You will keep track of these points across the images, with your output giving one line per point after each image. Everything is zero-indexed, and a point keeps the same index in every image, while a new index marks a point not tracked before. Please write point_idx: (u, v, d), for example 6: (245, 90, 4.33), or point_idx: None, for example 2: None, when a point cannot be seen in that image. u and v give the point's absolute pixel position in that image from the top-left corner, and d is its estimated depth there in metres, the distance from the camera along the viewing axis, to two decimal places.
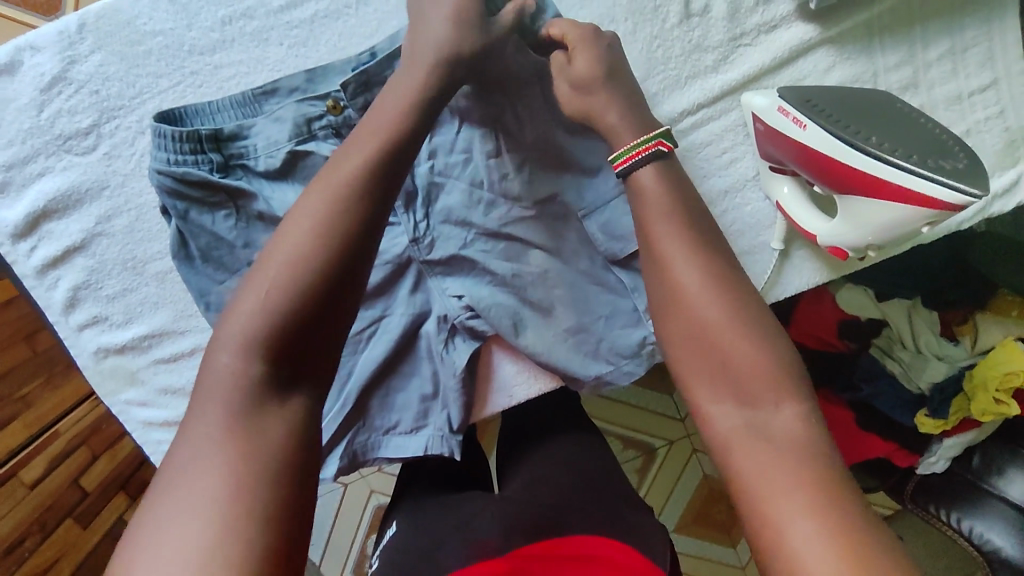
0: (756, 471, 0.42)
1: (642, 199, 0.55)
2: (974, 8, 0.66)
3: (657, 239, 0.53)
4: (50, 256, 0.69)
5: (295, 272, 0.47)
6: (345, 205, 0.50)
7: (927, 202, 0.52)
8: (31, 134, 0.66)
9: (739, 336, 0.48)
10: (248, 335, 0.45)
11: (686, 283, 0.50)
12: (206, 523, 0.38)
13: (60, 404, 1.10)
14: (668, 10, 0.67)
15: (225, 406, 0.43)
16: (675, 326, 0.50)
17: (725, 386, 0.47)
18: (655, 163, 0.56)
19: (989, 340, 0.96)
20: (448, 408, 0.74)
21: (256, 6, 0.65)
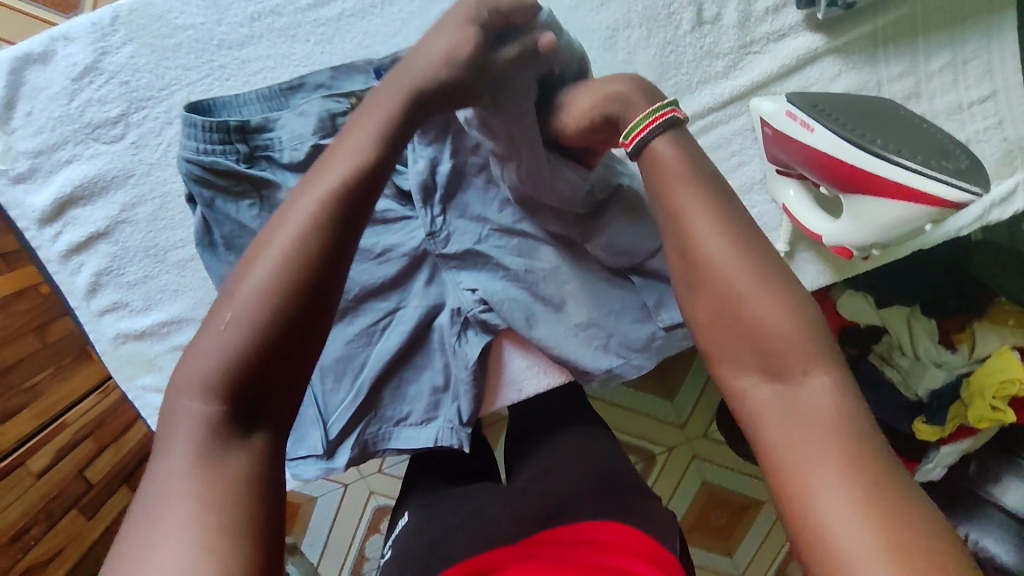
0: (790, 447, 0.41)
1: (656, 171, 0.54)
2: (975, 21, 0.69)
3: (681, 214, 0.50)
4: (75, 241, 0.71)
5: (258, 301, 0.44)
6: (315, 230, 0.47)
7: (930, 201, 0.54)
8: (61, 122, 0.68)
9: (768, 304, 0.45)
10: (213, 368, 0.42)
11: (712, 257, 0.48)
12: (181, 545, 0.37)
13: (71, 393, 1.12)
14: (681, 17, 0.70)
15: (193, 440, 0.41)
16: (706, 302, 0.48)
17: (753, 360, 0.45)
18: (673, 132, 0.54)
19: (986, 348, 0.97)
20: (458, 401, 0.76)
21: (284, 4, 0.68)
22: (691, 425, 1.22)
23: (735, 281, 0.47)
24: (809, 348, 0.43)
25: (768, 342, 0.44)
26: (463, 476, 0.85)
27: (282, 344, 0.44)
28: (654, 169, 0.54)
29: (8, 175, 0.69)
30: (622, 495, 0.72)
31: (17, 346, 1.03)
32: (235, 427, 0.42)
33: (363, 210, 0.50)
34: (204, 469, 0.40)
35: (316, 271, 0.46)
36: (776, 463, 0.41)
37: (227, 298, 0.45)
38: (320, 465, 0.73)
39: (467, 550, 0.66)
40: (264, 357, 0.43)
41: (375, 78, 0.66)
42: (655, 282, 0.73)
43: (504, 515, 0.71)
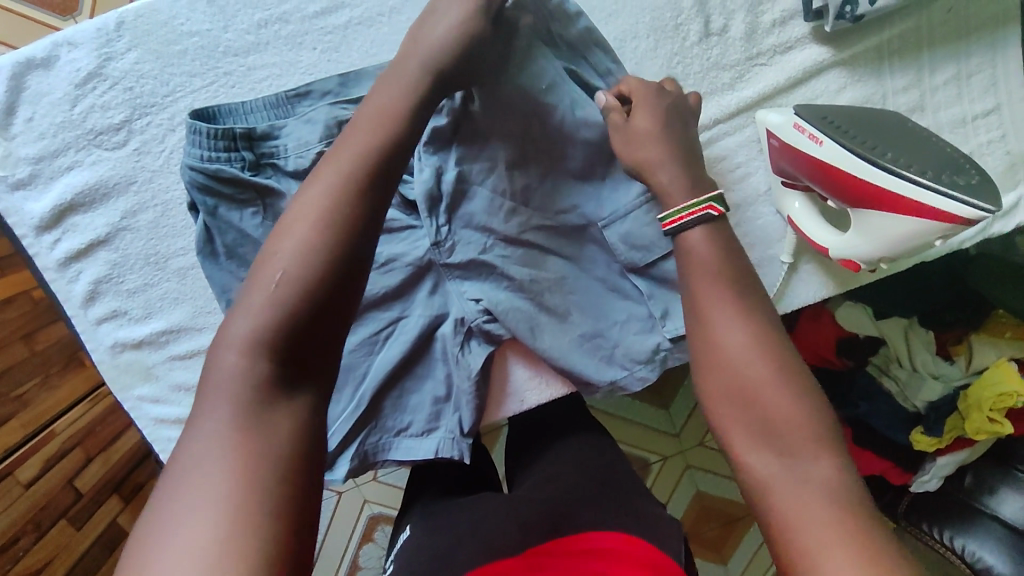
0: (799, 520, 0.42)
1: (688, 262, 0.56)
2: (979, 36, 0.70)
3: (705, 305, 0.53)
4: (74, 249, 0.70)
5: (301, 256, 0.44)
6: (348, 187, 0.47)
7: (938, 216, 0.54)
8: (63, 129, 0.67)
9: (781, 391, 0.47)
10: (261, 325, 0.42)
11: (731, 343, 0.50)
12: (216, 521, 0.35)
13: (64, 400, 1.11)
14: (688, 29, 0.70)
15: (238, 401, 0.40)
16: (716, 380, 0.50)
17: (762, 438, 0.46)
18: (707, 224, 0.56)
19: (982, 360, 0.99)
20: (460, 411, 0.75)
21: (291, 11, 0.67)
22: (684, 435, 1.22)
23: (753, 373, 0.48)
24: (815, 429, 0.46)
25: (778, 422, 0.46)
26: (463, 489, 0.85)
27: (324, 301, 0.44)
28: (684, 261, 0.56)
29: (7, 182, 0.68)
30: (628, 500, 0.72)
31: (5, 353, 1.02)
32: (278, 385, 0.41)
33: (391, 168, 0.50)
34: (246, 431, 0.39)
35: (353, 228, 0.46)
36: (779, 527, 0.42)
37: (267, 257, 0.45)
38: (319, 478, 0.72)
39: (473, 554, 0.66)
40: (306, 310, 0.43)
41: None
42: (661, 288, 0.72)
43: (508, 522, 0.70)
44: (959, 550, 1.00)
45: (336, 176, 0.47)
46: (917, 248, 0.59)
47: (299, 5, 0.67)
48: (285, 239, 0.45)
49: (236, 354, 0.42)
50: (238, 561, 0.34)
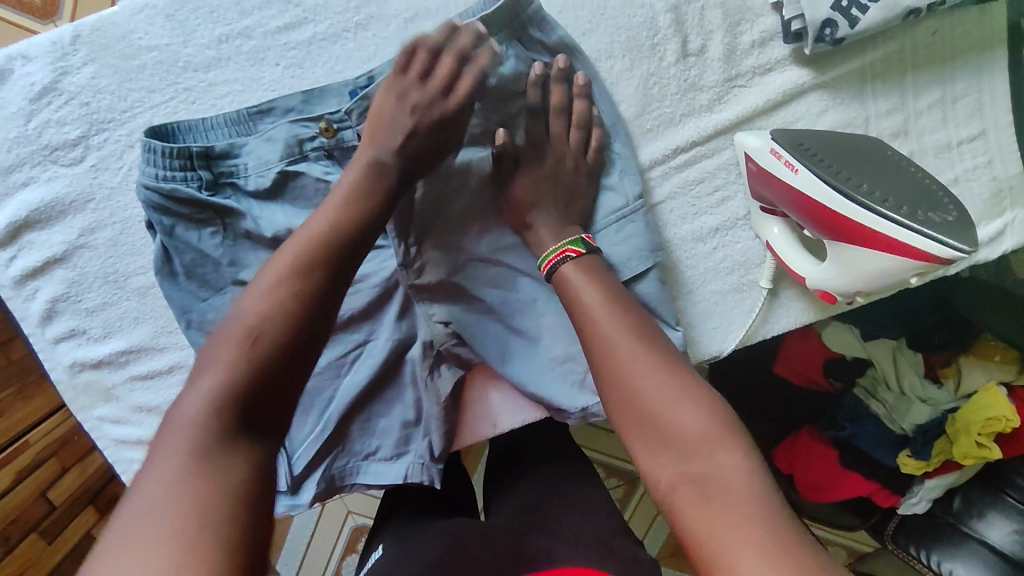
0: (707, 528, 0.43)
1: (576, 290, 0.59)
2: (964, 60, 0.67)
3: (600, 328, 0.55)
4: (30, 267, 0.68)
5: (240, 365, 0.46)
6: (291, 302, 0.50)
7: (912, 252, 0.52)
8: (17, 143, 0.65)
9: (680, 407, 0.50)
10: (197, 425, 0.43)
11: (626, 360, 0.53)
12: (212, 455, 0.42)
13: (36, 410, 1.07)
14: (665, 49, 0.67)
15: (165, 494, 0.40)
16: (617, 397, 0.53)
17: (668, 453, 0.48)
18: (572, 262, 0.61)
19: (972, 383, 0.97)
20: (430, 436, 0.74)
21: (253, 25, 0.64)
22: None
23: (650, 391, 0.51)
24: (715, 438, 0.48)
25: (677, 435, 0.48)
26: (436, 510, 0.83)
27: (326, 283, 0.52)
28: (567, 293, 0.60)
29: None
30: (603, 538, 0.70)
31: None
32: (212, 478, 0.41)
33: (335, 287, 0.53)
34: (167, 525, 0.38)
35: (295, 346, 0.49)
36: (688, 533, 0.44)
37: (209, 363, 0.47)
38: (286, 501, 0.73)
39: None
40: (246, 413, 0.45)
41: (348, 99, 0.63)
42: None
43: (483, 552, 0.67)
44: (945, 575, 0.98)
45: (282, 294, 0.50)
46: (893, 284, 0.57)
47: (261, 19, 0.64)
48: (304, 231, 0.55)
49: (170, 452, 0.42)
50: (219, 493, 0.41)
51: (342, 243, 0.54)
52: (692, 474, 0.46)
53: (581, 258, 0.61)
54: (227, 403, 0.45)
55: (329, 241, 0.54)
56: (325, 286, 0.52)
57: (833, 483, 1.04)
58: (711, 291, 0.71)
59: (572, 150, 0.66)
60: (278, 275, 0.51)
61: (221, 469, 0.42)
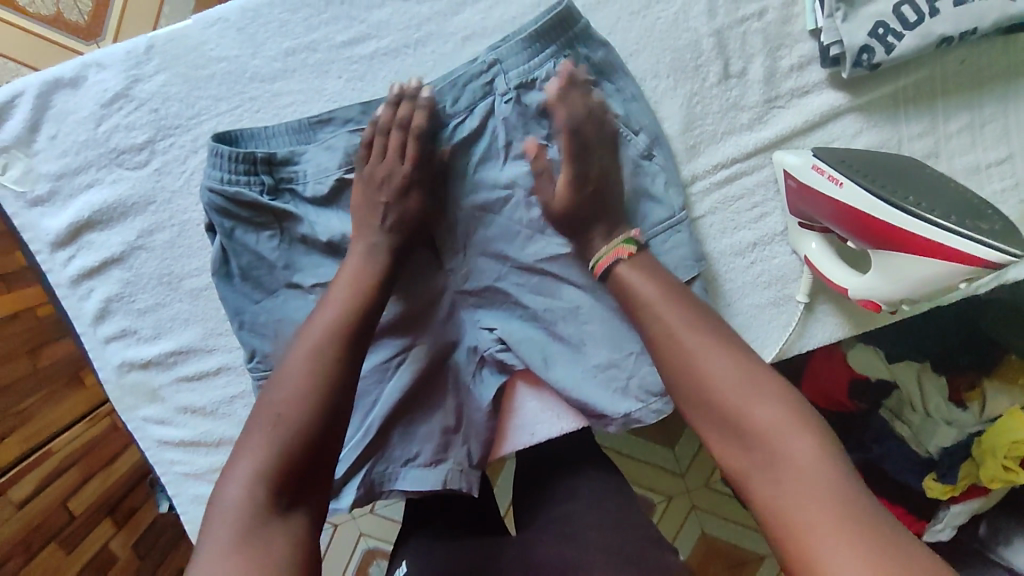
0: (790, 511, 0.45)
1: (629, 293, 0.61)
2: (991, 87, 0.70)
3: (666, 321, 0.58)
4: (87, 266, 0.70)
5: (276, 445, 0.49)
6: (313, 381, 0.53)
7: (963, 259, 0.54)
8: (85, 147, 0.67)
9: (748, 393, 0.51)
10: (239, 508, 0.46)
11: (692, 353, 0.55)
12: (240, 510, 0.46)
13: (59, 419, 1.11)
14: (707, 70, 0.70)
15: (213, 574, 0.42)
16: (688, 388, 0.55)
17: (738, 441, 0.50)
18: (625, 262, 0.62)
19: (996, 408, 0.97)
20: (469, 443, 0.76)
21: (320, 39, 0.67)
22: (690, 475, 1.12)
23: (723, 380, 0.53)
24: (784, 416, 0.49)
25: (747, 422, 0.50)
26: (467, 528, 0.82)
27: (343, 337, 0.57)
28: (622, 291, 0.62)
29: (26, 198, 0.68)
30: (637, 548, 0.71)
31: (9, 368, 1.03)
32: (252, 559, 0.43)
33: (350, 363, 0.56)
34: None
35: (321, 421, 0.51)
36: (773, 516, 0.46)
37: (245, 444, 0.50)
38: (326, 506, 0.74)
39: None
40: (283, 490, 0.48)
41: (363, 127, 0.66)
42: None
43: None
44: None
45: (308, 377, 0.53)
46: (939, 291, 0.58)
47: (327, 34, 0.67)
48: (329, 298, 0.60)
49: (220, 515, 0.46)
50: (247, 541, 0.44)
51: (354, 323, 0.58)
52: (766, 460, 0.48)
53: (634, 258, 0.62)
54: (259, 486, 0.47)
55: (344, 322, 0.58)
56: (339, 361, 0.55)
57: None
58: (748, 304, 0.73)
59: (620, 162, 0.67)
60: (302, 360, 0.54)
61: (259, 546, 0.44)
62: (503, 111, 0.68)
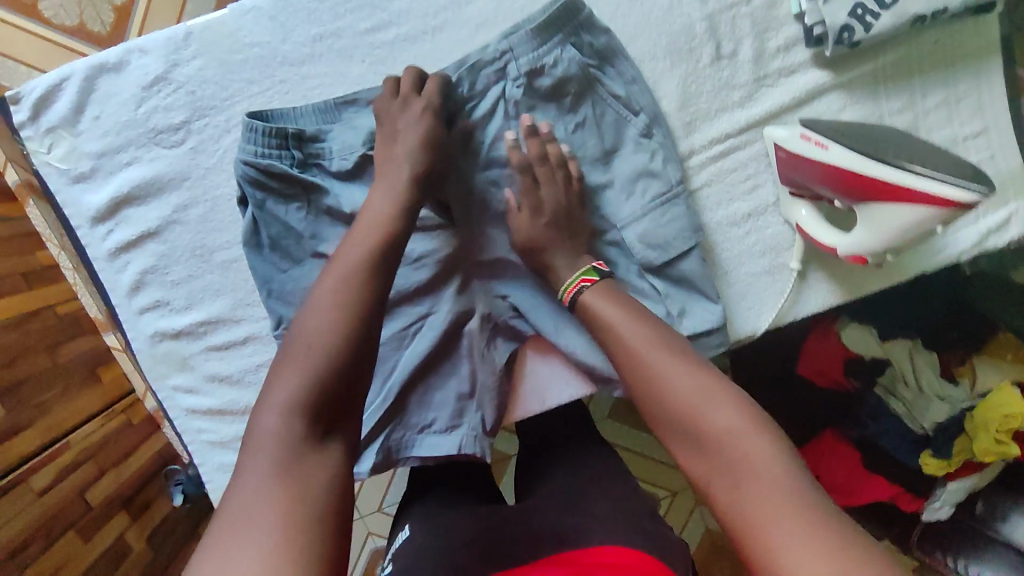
0: (753, 514, 0.45)
1: (598, 316, 0.64)
2: (965, 65, 0.75)
3: (628, 337, 0.60)
4: (125, 240, 0.75)
5: (309, 372, 0.50)
6: (344, 316, 0.53)
7: (939, 202, 0.59)
8: (126, 127, 0.72)
9: (708, 403, 0.53)
10: (276, 437, 0.47)
11: (654, 371, 0.56)
12: (274, 442, 0.46)
13: (78, 413, 1.15)
14: (701, 52, 0.76)
15: (252, 496, 0.43)
16: (653, 407, 0.56)
17: (702, 452, 0.51)
18: (588, 289, 0.66)
19: (987, 383, 1.01)
20: (483, 409, 0.79)
21: (345, 26, 0.72)
22: None
23: (683, 391, 0.54)
24: (742, 423, 0.51)
25: (707, 432, 0.51)
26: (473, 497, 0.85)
27: (371, 268, 0.56)
28: (589, 318, 0.65)
29: (69, 175, 0.73)
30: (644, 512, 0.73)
31: (26, 362, 1.07)
32: (293, 487, 0.44)
33: (378, 297, 0.56)
34: (248, 529, 0.41)
35: (352, 352, 0.52)
36: (733, 523, 0.46)
37: (281, 370, 0.51)
38: None
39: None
40: (318, 420, 0.49)
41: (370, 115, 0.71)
42: (678, 289, 0.76)
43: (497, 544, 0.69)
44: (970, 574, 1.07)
45: (338, 308, 0.53)
46: (920, 237, 0.63)
47: (352, 21, 0.72)
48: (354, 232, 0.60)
49: (257, 442, 0.47)
50: (287, 470, 0.45)
51: (383, 257, 0.58)
52: (721, 462, 0.49)
53: (596, 285, 0.66)
54: (295, 412, 0.48)
55: (372, 258, 0.57)
56: (371, 292, 0.55)
57: (860, 485, 1.08)
58: (744, 273, 0.78)
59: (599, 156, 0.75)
60: (333, 293, 0.54)
61: (300, 470, 0.45)
62: (514, 94, 0.74)
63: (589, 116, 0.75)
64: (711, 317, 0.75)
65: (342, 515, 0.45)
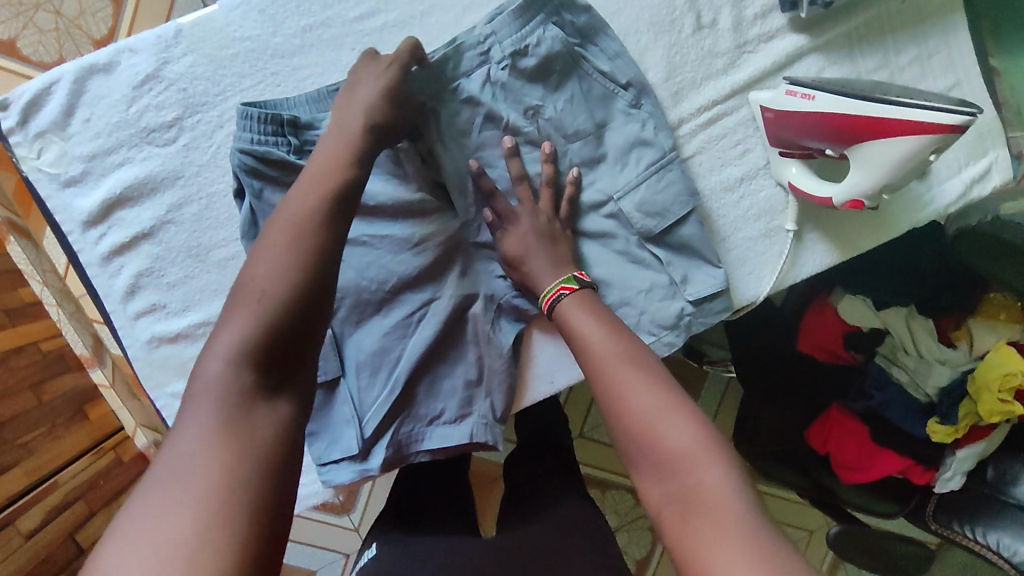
0: (705, 550, 0.45)
1: (569, 328, 0.63)
2: (932, 23, 0.79)
3: (590, 356, 0.59)
4: (118, 243, 0.73)
5: (259, 317, 0.47)
6: (297, 257, 0.50)
7: (932, 128, 0.62)
8: (118, 127, 0.72)
9: (669, 422, 0.52)
10: (217, 387, 0.45)
11: (615, 386, 0.55)
12: (214, 403, 0.44)
13: (63, 454, 1.04)
14: (682, 23, 0.78)
15: (188, 458, 0.41)
16: (612, 419, 0.55)
17: (657, 470, 0.50)
18: (571, 295, 0.66)
19: (984, 343, 1.03)
20: (492, 395, 0.77)
21: (334, 16, 0.74)
22: None
23: (642, 406, 0.53)
24: (699, 448, 0.50)
25: (665, 455, 0.50)
26: (465, 525, 0.82)
27: (325, 215, 0.54)
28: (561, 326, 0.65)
29: (59, 179, 0.72)
30: None
31: (14, 400, 0.97)
32: (235, 436, 0.43)
33: (331, 240, 0.53)
34: (174, 496, 0.39)
35: (304, 295, 0.49)
36: (682, 552, 0.46)
37: (231, 312, 0.48)
38: (355, 468, 0.75)
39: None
40: (269, 370, 0.47)
41: None
42: (679, 256, 0.76)
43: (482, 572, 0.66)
44: (994, 546, 0.98)
45: (293, 250, 0.51)
46: (913, 169, 0.65)
47: (340, 11, 0.74)
48: (307, 179, 0.56)
49: (201, 397, 0.44)
50: (227, 430, 0.43)
51: (338, 203, 0.55)
52: (675, 486, 0.49)
53: (576, 292, 0.66)
54: (240, 364, 0.46)
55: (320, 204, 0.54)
56: (326, 238, 0.53)
57: (868, 459, 1.05)
58: (740, 239, 0.79)
59: (594, 130, 0.76)
60: (291, 228, 0.52)
61: (243, 427, 0.43)
62: (498, 77, 0.75)
63: (577, 92, 0.76)
64: (713, 282, 0.75)
65: (285, 476, 0.43)
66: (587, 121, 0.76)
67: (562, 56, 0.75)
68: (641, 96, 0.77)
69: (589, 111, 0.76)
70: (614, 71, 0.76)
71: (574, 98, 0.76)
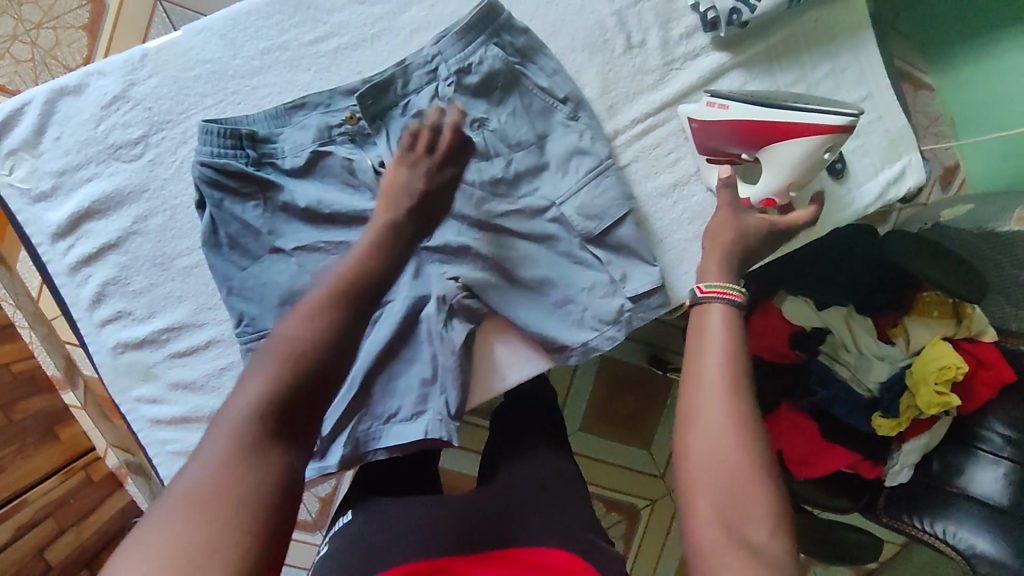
0: None
1: (702, 326, 0.59)
2: (843, 40, 0.87)
3: (705, 360, 0.56)
4: (85, 253, 0.77)
5: (290, 361, 0.44)
6: (342, 307, 0.47)
7: (824, 129, 0.69)
8: (86, 145, 0.76)
9: (754, 481, 0.50)
10: (235, 432, 0.41)
11: (717, 413, 0.53)
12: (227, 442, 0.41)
13: (35, 471, 1.04)
14: (614, 44, 0.85)
15: (187, 504, 0.38)
16: (698, 440, 0.52)
17: (727, 505, 0.49)
18: (732, 305, 0.59)
19: (919, 340, 1.07)
20: (447, 392, 0.80)
21: (292, 40, 0.79)
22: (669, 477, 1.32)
23: (733, 449, 0.51)
24: (777, 521, 0.49)
25: (740, 502, 0.49)
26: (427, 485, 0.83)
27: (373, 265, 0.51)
28: (697, 322, 0.59)
29: (30, 195, 0.76)
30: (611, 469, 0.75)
31: None
32: (237, 483, 0.39)
33: (375, 293, 0.50)
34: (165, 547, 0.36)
35: (338, 344, 0.46)
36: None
37: (261, 352, 0.45)
38: (314, 466, 0.78)
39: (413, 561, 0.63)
40: (290, 418, 0.43)
41: (320, 111, 0.77)
42: (618, 256, 0.81)
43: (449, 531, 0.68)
44: (940, 534, 1.02)
45: (335, 297, 0.47)
46: (813, 168, 0.72)
47: (297, 35, 0.80)
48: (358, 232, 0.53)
49: (221, 430, 0.42)
50: (237, 473, 0.40)
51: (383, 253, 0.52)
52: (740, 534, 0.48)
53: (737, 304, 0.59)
54: (263, 409, 0.43)
55: (373, 261, 0.51)
56: (368, 288, 0.49)
57: (817, 456, 1.05)
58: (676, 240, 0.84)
59: (537, 141, 0.82)
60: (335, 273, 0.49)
61: (251, 475, 0.40)
62: (445, 92, 0.80)
63: (520, 105, 0.82)
64: (650, 279, 0.81)
65: (276, 536, 0.40)
66: (531, 132, 0.82)
67: (505, 72, 0.81)
68: (580, 109, 0.83)
69: (532, 123, 0.82)
70: (555, 86, 0.82)
71: (517, 111, 0.82)
